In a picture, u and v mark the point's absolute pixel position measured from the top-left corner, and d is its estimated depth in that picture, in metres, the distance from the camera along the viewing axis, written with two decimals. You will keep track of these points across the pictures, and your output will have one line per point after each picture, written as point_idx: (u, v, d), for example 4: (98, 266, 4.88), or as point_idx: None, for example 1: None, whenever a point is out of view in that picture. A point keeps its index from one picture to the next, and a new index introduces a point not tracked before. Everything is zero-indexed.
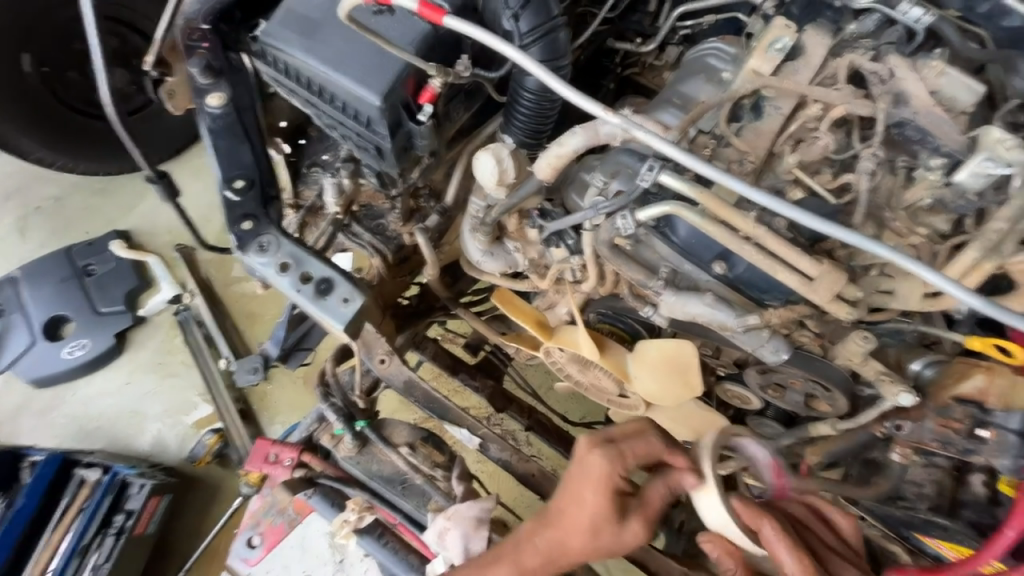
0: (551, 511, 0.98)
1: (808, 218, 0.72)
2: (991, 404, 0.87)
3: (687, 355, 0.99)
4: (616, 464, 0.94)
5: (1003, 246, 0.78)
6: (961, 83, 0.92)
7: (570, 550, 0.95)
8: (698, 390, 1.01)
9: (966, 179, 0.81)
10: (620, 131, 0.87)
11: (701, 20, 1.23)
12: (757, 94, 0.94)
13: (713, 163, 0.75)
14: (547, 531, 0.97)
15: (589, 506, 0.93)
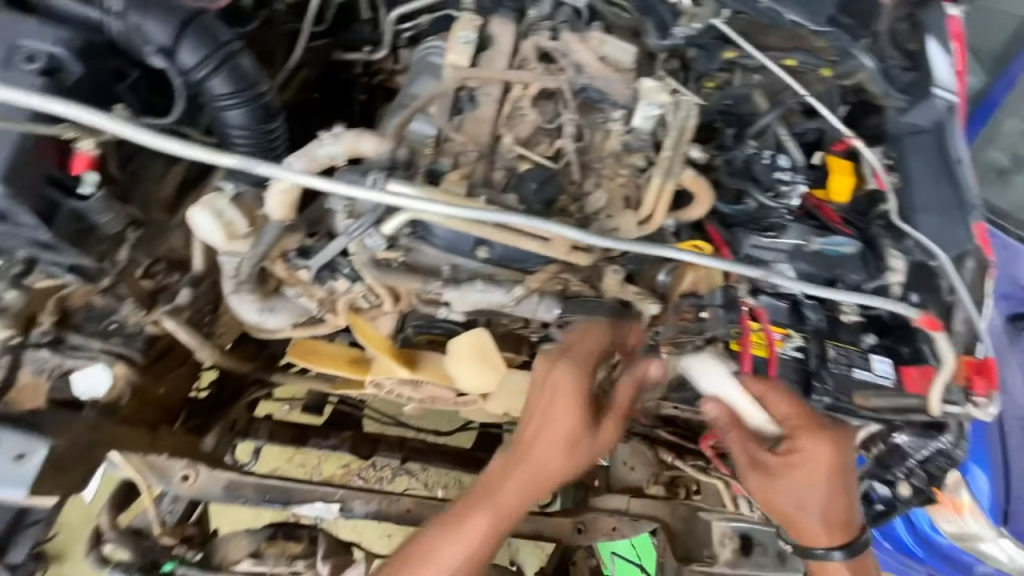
0: (482, 491, 1.02)
1: (519, 220, 0.81)
2: (701, 291, 1.03)
3: (486, 341, 1.03)
4: (546, 441, 1.00)
5: (680, 165, 0.98)
6: (618, 46, 1.14)
7: (504, 514, 1.01)
8: (503, 369, 1.05)
9: (639, 123, 1.00)
10: (337, 150, 0.80)
11: (418, 21, 1.27)
12: (466, 86, 1.00)
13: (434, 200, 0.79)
14: (479, 514, 1.00)
15: (518, 481, 1.01)
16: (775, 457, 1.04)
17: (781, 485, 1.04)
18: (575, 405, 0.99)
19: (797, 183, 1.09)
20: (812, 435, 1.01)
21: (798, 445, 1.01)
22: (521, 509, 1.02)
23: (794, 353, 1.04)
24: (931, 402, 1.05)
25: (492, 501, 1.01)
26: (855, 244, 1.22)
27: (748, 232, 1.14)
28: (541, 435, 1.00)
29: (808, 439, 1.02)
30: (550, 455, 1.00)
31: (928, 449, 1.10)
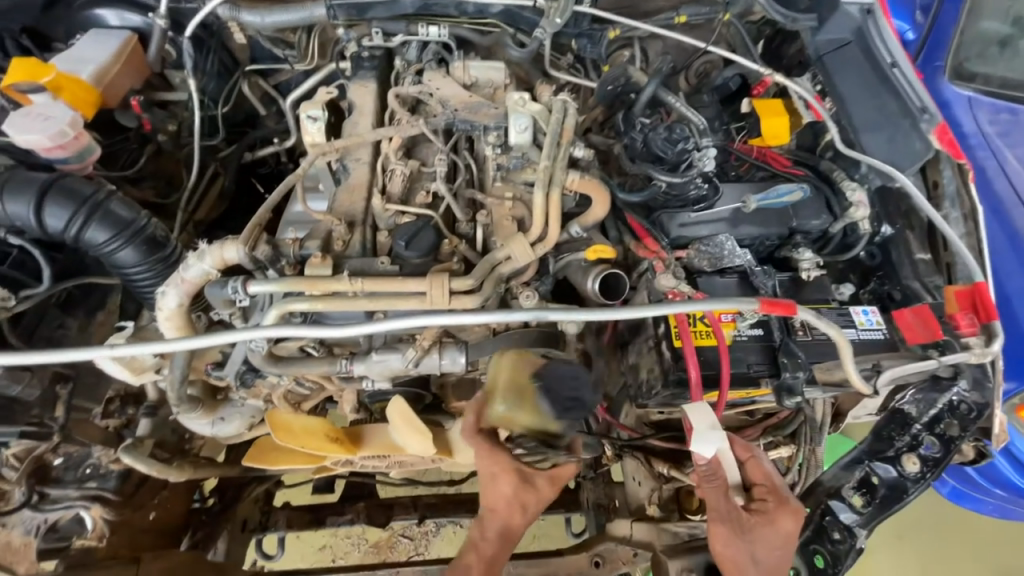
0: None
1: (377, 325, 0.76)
2: (631, 293, 1.02)
3: (404, 412, 0.95)
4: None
5: (560, 172, 0.93)
6: (486, 67, 1.12)
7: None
8: (428, 434, 0.96)
9: (515, 138, 0.97)
10: (204, 268, 0.80)
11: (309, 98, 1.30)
12: (337, 157, 1.00)
13: (281, 324, 0.76)
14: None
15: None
16: (746, 526, 0.82)
17: (750, 554, 0.81)
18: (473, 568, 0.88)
19: (706, 148, 1.01)
20: (795, 512, 0.82)
21: (771, 513, 0.82)
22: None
23: (752, 332, 0.93)
24: (853, 377, 0.86)
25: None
26: (805, 186, 1.06)
27: (672, 212, 1.04)
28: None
29: (787, 514, 0.82)
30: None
31: (937, 405, 0.88)
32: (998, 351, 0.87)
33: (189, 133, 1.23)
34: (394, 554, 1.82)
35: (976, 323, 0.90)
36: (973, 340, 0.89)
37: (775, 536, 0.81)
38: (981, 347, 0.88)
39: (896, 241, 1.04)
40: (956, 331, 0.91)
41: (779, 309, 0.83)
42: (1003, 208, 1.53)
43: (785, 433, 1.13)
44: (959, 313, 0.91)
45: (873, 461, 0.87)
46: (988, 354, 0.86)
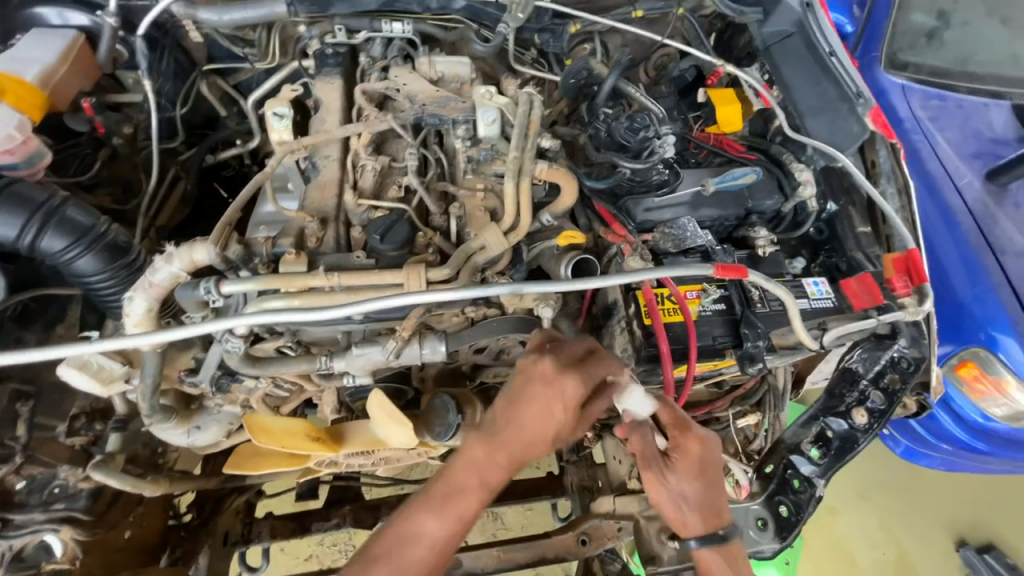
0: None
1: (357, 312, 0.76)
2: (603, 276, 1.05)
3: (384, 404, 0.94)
4: (425, 544, 0.78)
5: (529, 161, 0.96)
6: (452, 62, 1.13)
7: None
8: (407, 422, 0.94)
9: (484, 131, 1.00)
10: (175, 271, 0.79)
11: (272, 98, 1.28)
12: (305, 154, 1.00)
13: (260, 317, 0.75)
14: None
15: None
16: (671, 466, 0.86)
17: (680, 491, 0.86)
18: (470, 492, 0.80)
19: (665, 135, 1.06)
20: (700, 440, 0.87)
21: (680, 446, 0.87)
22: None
23: (715, 307, 0.99)
24: (802, 334, 0.95)
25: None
26: (756, 169, 1.12)
27: (637, 198, 1.09)
28: (417, 550, 0.77)
29: (693, 442, 0.87)
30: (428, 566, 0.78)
31: (880, 362, 0.96)
32: (930, 309, 0.96)
33: (146, 136, 1.19)
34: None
35: (910, 286, 0.98)
36: (907, 300, 0.97)
37: (689, 471, 0.86)
38: (915, 306, 0.96)
39: (841, 216, 1.12)
40: (892, 293, 0.99)
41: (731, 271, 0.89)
42: (935, 184, 1.66)
43: (751, 402, 1.21)
44: (895, 277, 0.99)
45: (827, 416, 0.94)
46: (921, 311, 0.94)
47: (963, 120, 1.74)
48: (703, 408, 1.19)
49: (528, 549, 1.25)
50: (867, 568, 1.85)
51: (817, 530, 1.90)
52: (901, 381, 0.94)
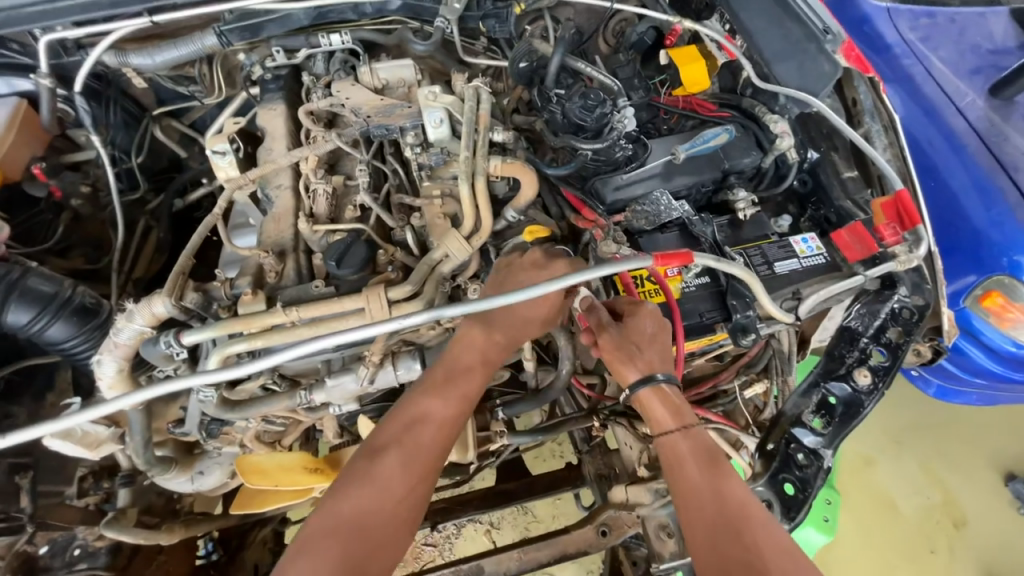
0: (341, 525, 0.73)
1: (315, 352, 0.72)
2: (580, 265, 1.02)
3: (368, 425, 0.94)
4: (436, 422, 0.81)
5: (481, 160, 0.93)
6: (394, 67, 1.09)
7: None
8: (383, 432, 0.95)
9: (434, 134, 0.96)
10: (134, 331, 0.78)
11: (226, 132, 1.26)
12: (256, 187, 0.97)
13: (215, 376, 0.71)
14: (343, 543, 0.71)
15: (396, 495, 0.76)
16: (623, 327, 0.89)
17: (634, 350, 0.87)
18: (475, 371, 0.86)
19: (623, 108, 1.01)
20: (654, 311, 0.90)
21: (635, 314, 0.89)
22: (404, 502, 0.76)
23: (699, 281, 0.95)
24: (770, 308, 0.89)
25: (353, 523, 0.73)
26: (730, 128, 1.06)
27: (605, 177, 1.04)
28: (426, 429, 0.81)
29: (647, 314, 0.89)
30: (437, 443, 0.80)
31: (881, 316, 0.89)
32: (924, 253, 0.88)
33: (106, 191, 1.19)
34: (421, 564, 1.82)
35: (899, 232, 0.90)
36: (897, 248, 0.89)
37: (651, 337, 0.88)
38: (906, 253, 0.89)
39: (824, 164, 1.06)
40: (883, 244, 0.90)
41: (678, 258, 0.85)
42: (934, 110, 1.56)
43: (757, 369, 1.15)
44: (883, 225, 0.91)
45: (828, 382, 0.86)
46: (913, 259, 0.88)
47: (958, 34, 1.61)
48: (708, 382, 1.14)
49: (546, 547, 1.24)
50: (912, 513, 1.76)
51: (854, 476, 1.82)
52: (904, 334, 0.87)
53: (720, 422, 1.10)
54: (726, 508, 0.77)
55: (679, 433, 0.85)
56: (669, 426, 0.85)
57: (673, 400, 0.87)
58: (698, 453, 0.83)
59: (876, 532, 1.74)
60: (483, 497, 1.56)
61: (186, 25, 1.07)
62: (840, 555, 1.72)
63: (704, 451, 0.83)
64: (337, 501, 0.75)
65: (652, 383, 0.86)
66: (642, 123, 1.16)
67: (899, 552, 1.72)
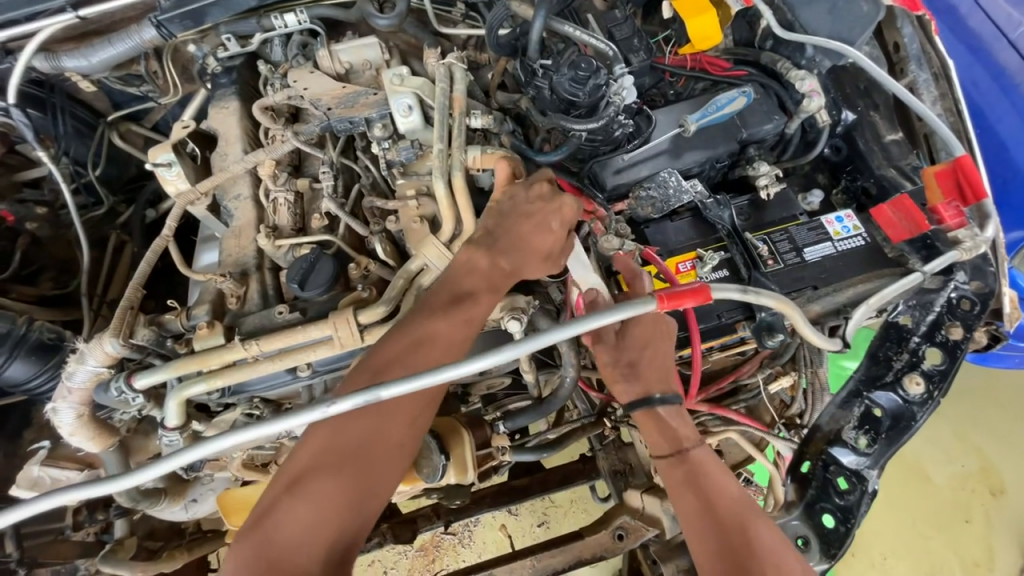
0: (346, 451, 0.64)
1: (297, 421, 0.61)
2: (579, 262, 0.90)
3: None
4: (440, 347, 0.68)
5: (457, 151, 0.81)
6: (356, 46, 0.96)
7: (288, 559, 0.60)
8: None
9: (405, 124, 0.84)
10: (83, 376, 0.71)
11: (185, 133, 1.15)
12: (210, 196, 0.87)
13: (187, 452, 0.61)
14: (350, 470, 0.63)
15: (406, 421, 0.67)
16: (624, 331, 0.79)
17: (631, 363, 0.79)
18: (482, 296, 0.72)
19: (621, 77, 0.86)
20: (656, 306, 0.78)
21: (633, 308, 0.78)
22: (418, 427, 0.68)
23: (716, 276, 0.82)
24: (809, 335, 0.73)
25: (360, 451, 0.64)
26: (748, 90, 0.92)
27: (603, 160, 0.90)
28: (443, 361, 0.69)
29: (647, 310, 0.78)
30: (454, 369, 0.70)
31: (934, 309, 0.75)
32: (991, 235, 0.75)
33: (65, 209, 1.10)
34: (444, 554, 1.75)
35: (961, 211, 0.76)
36: (960, 232, 0.75)
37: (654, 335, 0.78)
38: (971, 236, 0.75)
39: (861, 126, 0.91)
40: (939, 226, 0.77)
41: (695, 294, 0.70)
42: (979, 47, 1.35)
43: (782, 362, 1.02)
44: (941, 204, 0.77)
45: (872, 391, 0.73)
46: (980, 245, 0.74)
47: None
48: (729, 376, 1.00)
49: (560, 554, 1.18)
50: (945, 482, 1.65)
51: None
52: (965, 331, 0.72)
53: (744, 423, 0.99)
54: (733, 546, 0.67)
55: (677, 457, 0.75)
56: (662, 451, 0.75)
57: (670, 424, 0.77)
58: (700, 480, 0.73)
59: (908, 504, 1.63)
60: (496, 492, 1.40)
61: (119, 17, 0.94)
62: (868, 527, 1.63)
63: (706, 477, 0.73)
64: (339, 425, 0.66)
65: (649, 406, 0.77)
66: (646, 89, 1.00)
67: (932, 522, 1.61)
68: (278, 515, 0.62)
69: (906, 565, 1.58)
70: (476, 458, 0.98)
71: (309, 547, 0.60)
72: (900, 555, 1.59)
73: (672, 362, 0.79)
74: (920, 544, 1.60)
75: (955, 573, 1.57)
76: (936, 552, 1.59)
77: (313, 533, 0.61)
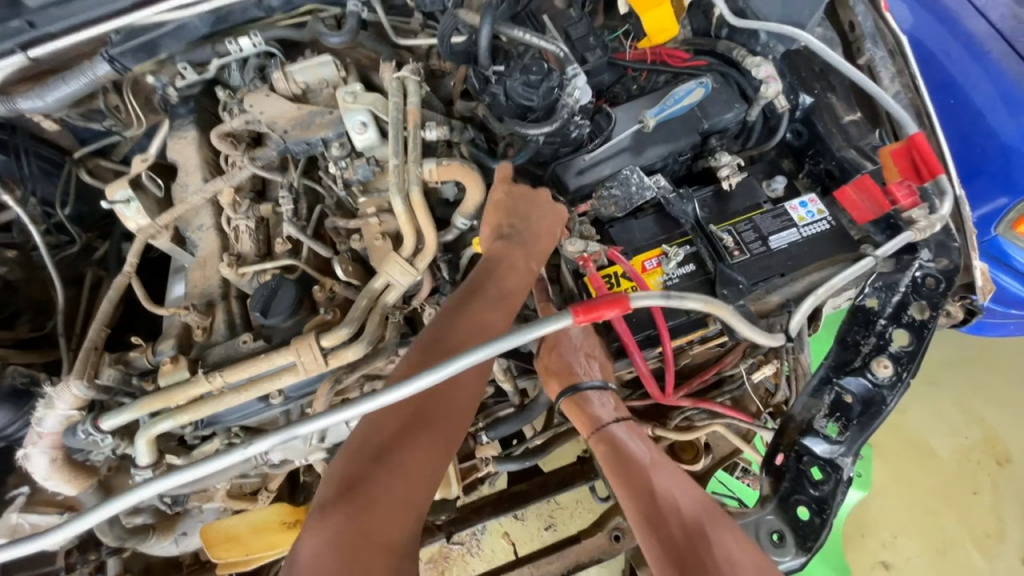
0: (427, 424, 0.65)
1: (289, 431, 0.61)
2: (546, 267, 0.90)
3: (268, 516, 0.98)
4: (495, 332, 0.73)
5: (412, 166, 0.81)
6: (311, 66, 0.95)
7: (381, 532, 0.59)
8: None
9: (361, 141, 0.84)
10: (52, 421, 0.72)
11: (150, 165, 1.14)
12: (171, 227, 0.87)
13: (156, 478, 0.60)
14: (434, 437, 0.65)
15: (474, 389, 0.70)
16: (581, 333, 0.81)
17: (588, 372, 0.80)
18: (514, 295, 0.77)
19: (574, 78, 0.84)
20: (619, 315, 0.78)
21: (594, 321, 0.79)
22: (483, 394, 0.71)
23: (682, 271, 0.82)
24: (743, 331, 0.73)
25: (438, 419, 0.66)
26: (706, 80, 0.92)
27: (565, 162, 0.90)
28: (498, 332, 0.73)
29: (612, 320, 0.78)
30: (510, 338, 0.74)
31: (899, 289, 0.75)
32: (947, 212, 0.75)
33: (36, 250, 1.10)
34: (452, 565, 1.68)
35: (914, 191, 0.76)
36: (915, 212, 0.76)
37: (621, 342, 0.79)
38: (927, 215, 0.76)
39: (819, 110, 0.90)
40: (896, 207, 0.77)
41: (614, 304, 0.69)
42: (948, 15, 1.35)
43: (764, 350, 0.99)
44: (895, 183, 0.77)
45: (840, 377, 0.73)
46: (935, 224, 0.74)
47: None
48: (712, 367, 0.99)
49: (558, 558, 1.18)
50: (950, 456, 1.63)
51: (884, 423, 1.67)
52: (931, 310, 0.72)
53: (728, 415, 0.98)
54: (656, 515, 0.70)
55: (597, 436, 0.78)
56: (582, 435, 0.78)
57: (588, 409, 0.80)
58: (621, 455, 0.76)
59: (914, 479, 1.61)
60: (495, 501, 1.31)
61: (74, 54, 0.93)
62: (874, 506, 1.60)
63: (626, 452, 0.76)
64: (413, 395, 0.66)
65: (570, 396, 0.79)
66: (608, 87, 0.99)
67: (939, 496, 1.59)
68: (370, 485, 0.60)
69: (915, 541, 1.56)
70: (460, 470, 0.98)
71: (399, 519, 0.60)
72: (908, 531, 1.57)
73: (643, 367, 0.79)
74: (930, 520, 1.57)
75: (966, 546, 1.55)
76: (945, 526, 1.56)
77: (404, 500, 0.61)
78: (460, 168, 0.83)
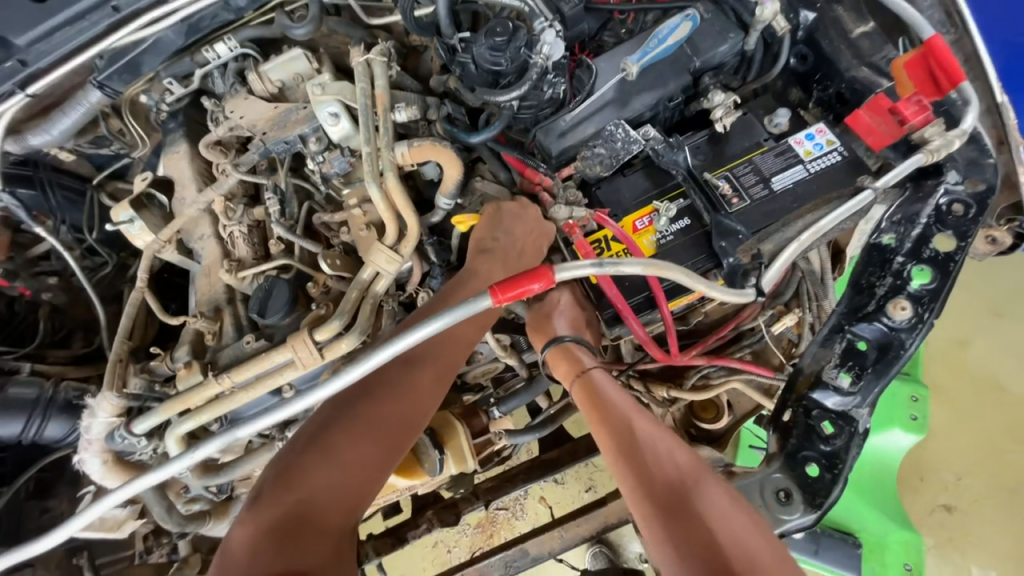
0: (374, 423, 0.74)
1: (269, 420, 0.70)
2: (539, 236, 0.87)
3: None
4: (460, 346, 0.83)
5: (385, 151, 0.80)
6: (283, 63, 0.95)
7: (321, 514, 0.68)
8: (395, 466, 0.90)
9: (336, 131, 0.83)
10: (95, 427, 0.80)
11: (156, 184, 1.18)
12: (175, 238, 0.92)
13: (179, 456, 0.73)
14: (375, 440, 0.73)
15: (424, 397, 0.79)
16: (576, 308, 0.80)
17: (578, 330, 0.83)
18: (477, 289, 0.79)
19: (543, 33, 0.78)
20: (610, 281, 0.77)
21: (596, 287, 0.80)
22: (430, 404, 0.79)
23: (676, 226, 0.77)
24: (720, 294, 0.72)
25: (380, 423, 0.74)
26: (692, 12, 0.82)
27: (548, 123, 0.83)
28: (442, 340, 0.82)
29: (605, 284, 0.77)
30: (464, 342, 0.83)
31: (921, 221, 0.69)
32: (971, 126, 0.66)
33: (76, 276, 1.18)
34: (499, 530, 1.57)
35: (925, 105, 0.69)
36: (930, 130, 0.68)
37: (617, 307, 0.77)
38: (946, 132, 0.68)
39: (823, 25, 0.80)
40: (908, 126, 0.70)
41: (536, 278, 0.70)
42: None
43: (784, 300, 0.93)
44: (903, 101, 0.69)
45: (854, 324, 0.69)
46: (952, 140, 0.66)
47: None
48: (729, 323, 0.91)
49: (587, 520, 1.19)
50: (1023, 392, 1.46)
51: (944, 360, 1.51)
52: (957, 240, 0.67)
53: (746, 370, 0.92)
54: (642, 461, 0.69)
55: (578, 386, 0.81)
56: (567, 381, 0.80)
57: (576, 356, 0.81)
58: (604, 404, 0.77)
59: (980, 418, 1.47)
60: (528, 468, 1.29)
61: (67, 87, 0.94)
62: (935, 448, 1.47)
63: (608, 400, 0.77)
64: (358, 403, 0.75)
65: (559, 343, 0.81)
66: (592, 35, 0.89)
67: (1010, 435, 1.44)
68: (318, 475, 0.69)
69: (982, 482, 1.43)
70: (476, 445, 1.01)
71: (341, 503, 0.69)
72: (974, 472, 1.44)
73: (643, 334, 0.78)
74: (998, 459, 1.44)
75: None
76: (1016, 464, 1.43)
77: (348, 489, 0.70)
78: (437, 147, 0.81)
